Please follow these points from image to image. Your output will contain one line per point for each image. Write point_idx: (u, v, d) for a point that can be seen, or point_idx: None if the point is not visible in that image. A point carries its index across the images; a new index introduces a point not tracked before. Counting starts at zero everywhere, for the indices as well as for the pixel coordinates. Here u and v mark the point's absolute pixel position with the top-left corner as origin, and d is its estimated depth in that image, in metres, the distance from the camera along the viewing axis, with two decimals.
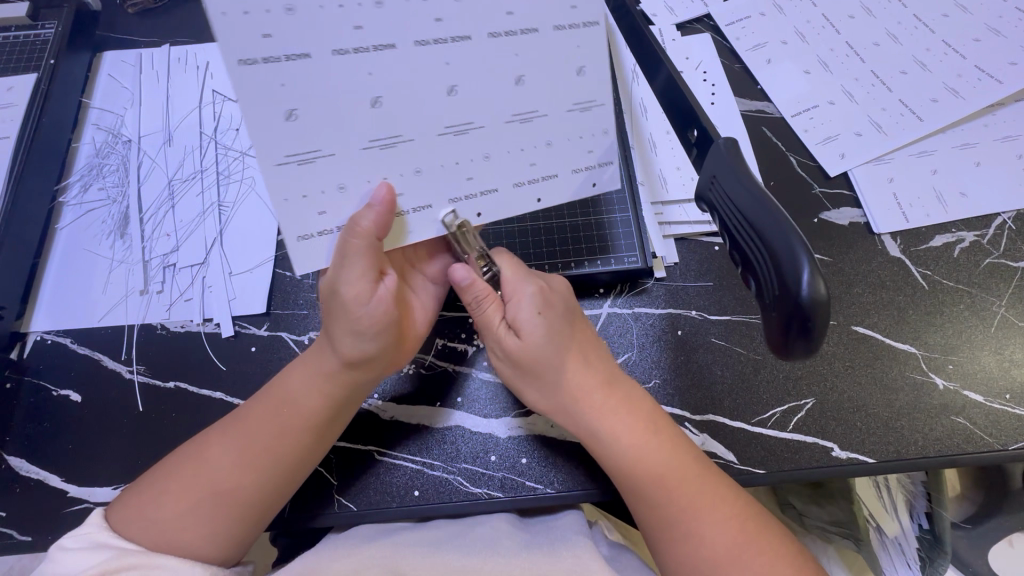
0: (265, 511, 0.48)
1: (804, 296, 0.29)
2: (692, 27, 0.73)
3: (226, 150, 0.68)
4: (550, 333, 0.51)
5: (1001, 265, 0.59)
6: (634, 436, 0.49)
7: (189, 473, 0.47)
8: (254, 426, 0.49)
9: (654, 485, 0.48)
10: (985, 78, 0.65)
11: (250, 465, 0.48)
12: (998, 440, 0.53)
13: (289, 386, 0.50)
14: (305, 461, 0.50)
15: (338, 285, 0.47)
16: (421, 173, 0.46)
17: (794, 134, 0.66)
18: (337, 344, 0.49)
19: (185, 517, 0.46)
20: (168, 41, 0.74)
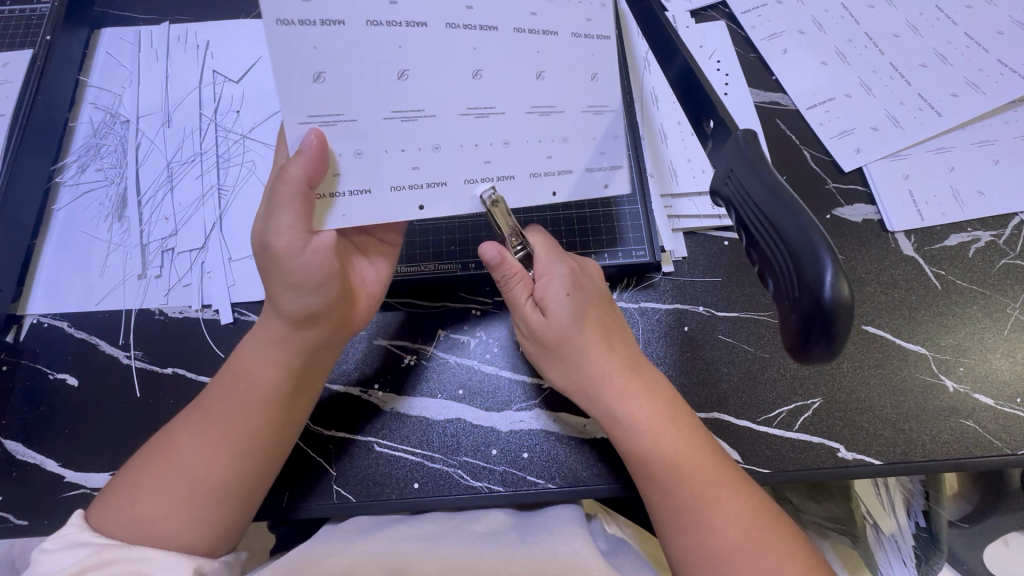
0: (248, 488, 0.47)
1: (826, 298, 0.28)
2: (706, 14, 0.71)
3: (226, 133, 0.66)
4: (576, 312, 0.51)
5: (1017, 266, 0.58)
6: (648, 416, 0.49)
7: (161, 462, 0.46)
8: (221, 404, 0.48)
9: (666, 471, 0.47)
10: (1008, 73, 0.64)
11: (222, 443, 0.47)
12: (1007, 444, 0.53)
13: (239, 361, 0.49)
14: (279, 429, 0.49)
15: (269, 238, 0.45)
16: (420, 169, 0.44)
17: (809, 128, 0.64)
18: (281, 304, 0.47)
19: (167, 506, 0.45)
20: (167, 18, 0.72)
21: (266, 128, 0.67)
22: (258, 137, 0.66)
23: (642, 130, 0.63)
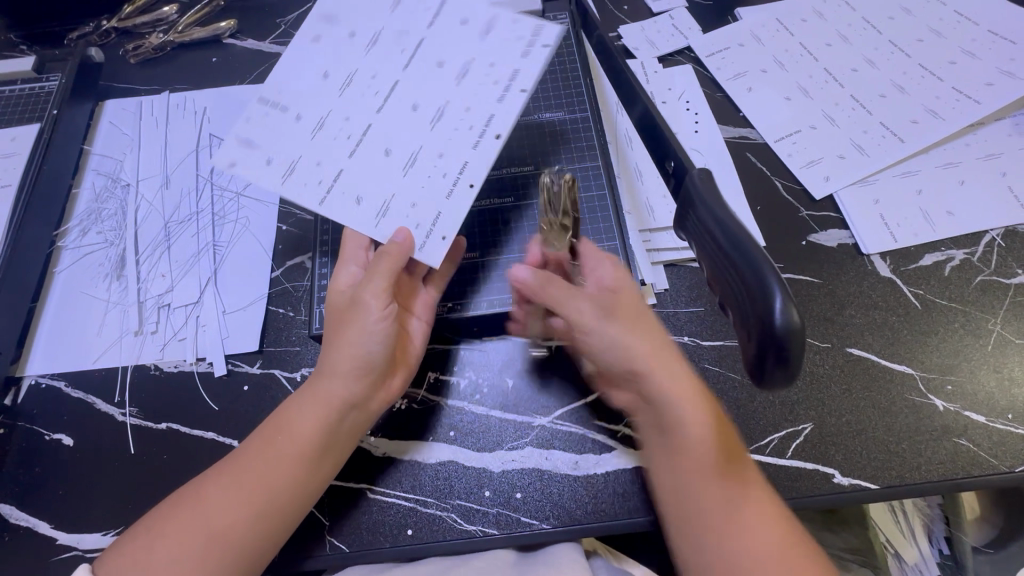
0: (256, 555, 0.47)
1: (776, 322, 0.30)
2: (673, 59, 0.75)
3: (221, 192, 0.69)
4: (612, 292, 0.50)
5: (994, 282, 0.59)
6: (703, 448, 0.46)
7: (182, 511, 0.47)
8: (251, 454, 0.49)
9: (698, 491, 0.45)
10: (964, 99, 0.67)
11: (243, 496, 0.48)
12: (1003, 461, 0.52)
13: (282, 417, 0.51)
14: (296, 496, 0.49)
15: (359, 294, 0.52)
16: (362, 201, 0.52)
17: (779, 159, 0.67)
18: (343, 358, 0.51)
19: (177, 559, 0.46)
20: (168, 89, 0.78)
21: (261, 185, 0.70)
22: (252, 195, 0.69)
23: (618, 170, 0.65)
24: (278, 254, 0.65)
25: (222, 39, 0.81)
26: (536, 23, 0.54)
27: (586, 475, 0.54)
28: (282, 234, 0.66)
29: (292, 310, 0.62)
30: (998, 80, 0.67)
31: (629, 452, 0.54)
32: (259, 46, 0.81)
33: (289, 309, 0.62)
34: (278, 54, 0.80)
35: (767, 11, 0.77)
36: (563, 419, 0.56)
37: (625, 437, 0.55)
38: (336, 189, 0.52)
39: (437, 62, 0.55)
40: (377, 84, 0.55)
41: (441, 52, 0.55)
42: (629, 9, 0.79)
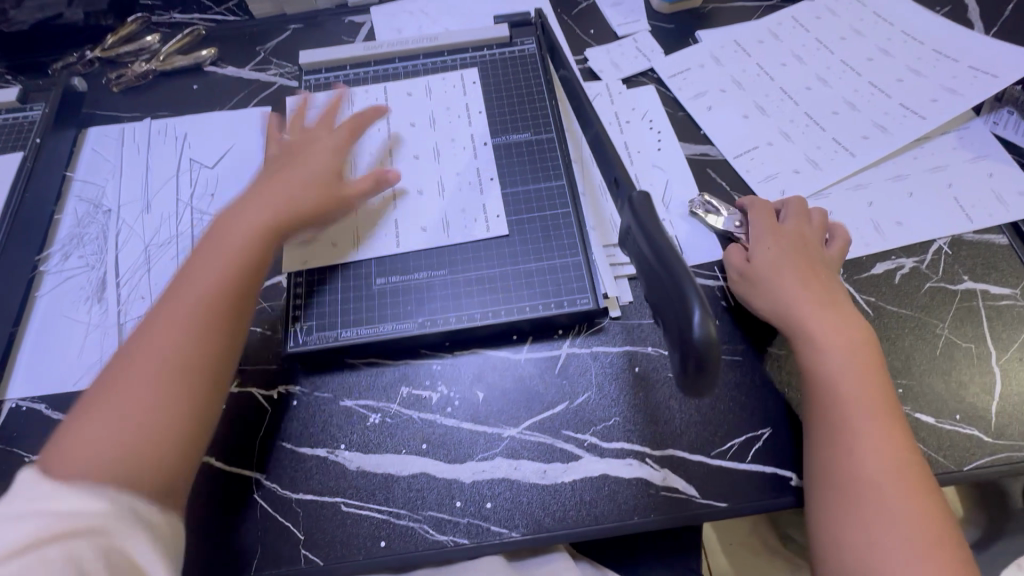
0: (206, 349, 0.52)
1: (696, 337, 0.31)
2: (637, 80, 0.78)
3: (201, 215, 0.71)
4: (785, 249, 0.60)
5: (941, 288, 0.62)
6: (869, 376, 0.53)
7: (105, 403, 0.48)
8: (183, 286, 0.54)
9: (848, 411, 0.52)
10: (910, 114, 0.70)
11: (193, 299, 0.53)
12: (952, 460, 0.54)
13: (232, 221, 0.59)
14: (248, 262, 0.56)
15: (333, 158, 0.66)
16: (338, 245, 0.64)
17: (737, 175, 0.70)
18: (296, 179, 0.62)
19: (112, 449, 0.46)
20: (150, 115, 0.80)
21: None
22: None
23: (584, 188, 0.68)
24: None
25: (202, 67, 0.84)
26: (460, 70, 0.74)
27: (554, 483, 0.55)
28: None
29: (269, 329, 0.64)
30: (942, 96, 0.71)
31: (595, 460, 0.56)
32: (239, 73, 0.84)
33: (266, 328, 0.64)
34: (257, 81, 0.83)
35: (725, 34, 0.81)
36: (531, 429, 0.58)
37: (590, 446, 0.56)
38: (324, 239, 0.64)
39: (410, 123, 0.71)
40: (360, 125, 0.71)
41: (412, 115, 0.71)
42: (594, 33, 0.83)
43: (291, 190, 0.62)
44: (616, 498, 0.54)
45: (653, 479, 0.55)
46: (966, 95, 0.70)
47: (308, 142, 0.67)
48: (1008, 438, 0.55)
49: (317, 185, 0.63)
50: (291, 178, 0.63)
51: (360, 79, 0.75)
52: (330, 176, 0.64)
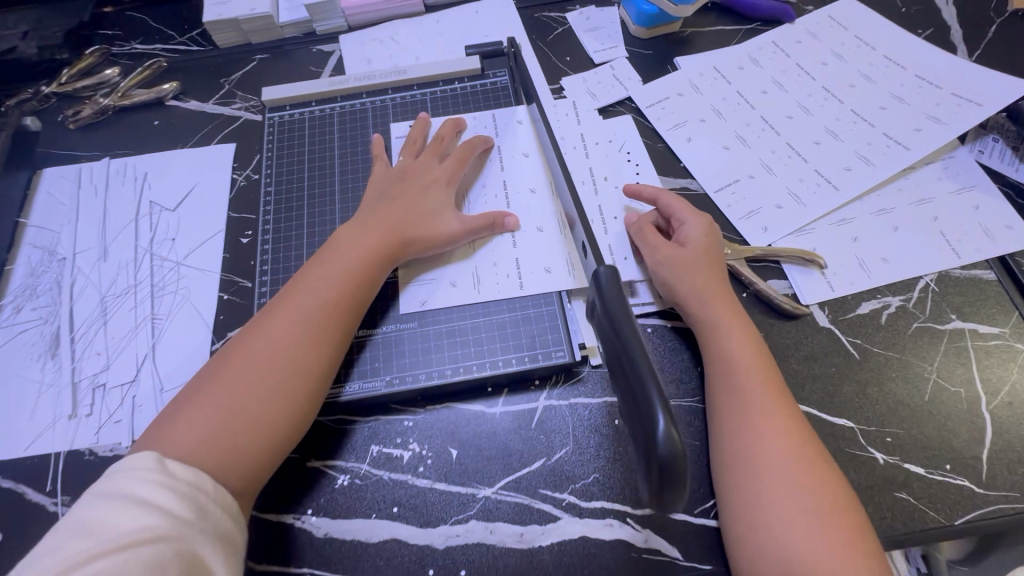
0: (297, 376, 0.53)
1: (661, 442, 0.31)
2: (614, 110, 0.76)
3: (161, 262, 0.68)
4: (704, 249, 0.60)
5: (928, 328, 0.60)
6: (771, 393, 0.52)
7: (211, 387, 0.52)
8: (301, 294, 0.57)
9: (742, 424, 0.51)
10: (894, 145, 0.68)
11: (337, 312, 0.57)
12: (943, 513, 0.52)
13: (342, 249, 0.60)
14: (344, 298, 0.57)
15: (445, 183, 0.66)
16: (456, 285, 0.63)
17: (718, 210, 0.67)
18: (433, 219, 0.63)
19: (202, 443, 0.49)
20: (108, 154, 0.77)
21: (202, 253, 0.69)
22: (193, 263, 0.68)
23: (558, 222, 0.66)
24: (220, 325, 0.64)
25: (164, 100, 0.81)
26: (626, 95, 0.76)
27: (531, 547, 0.53)
28: (223, 304, 0.65)
29: None
30: (925, 125, 0.69)
31: (573, 521, 0.53)
32: (203, 107, 0.80)
33: None
34: (221, 115, 0.79)
35: (705, 60, 0.78)
36: (507, 489, 0.55)
37: (569, 505, 0.54)
38: (437, 283, 0.64)
39: (525, 154, 0.71)
40: (514, 158, 0.71)
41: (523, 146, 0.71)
42: (570, 60, 0.80)
43: (411, 219, 0.63)
44: (597, 562, 0.52)
45: (635, 540, 0.52)
46: (950, 123, 0.68)
47: (422, 169, 0.67)
48: (1002, 488, 0.53)
49: (427, 216, 0.63)
50: (415, 201, 0.64)
51: (328, 116, 0.75)
52: (443, 208, 0.65)
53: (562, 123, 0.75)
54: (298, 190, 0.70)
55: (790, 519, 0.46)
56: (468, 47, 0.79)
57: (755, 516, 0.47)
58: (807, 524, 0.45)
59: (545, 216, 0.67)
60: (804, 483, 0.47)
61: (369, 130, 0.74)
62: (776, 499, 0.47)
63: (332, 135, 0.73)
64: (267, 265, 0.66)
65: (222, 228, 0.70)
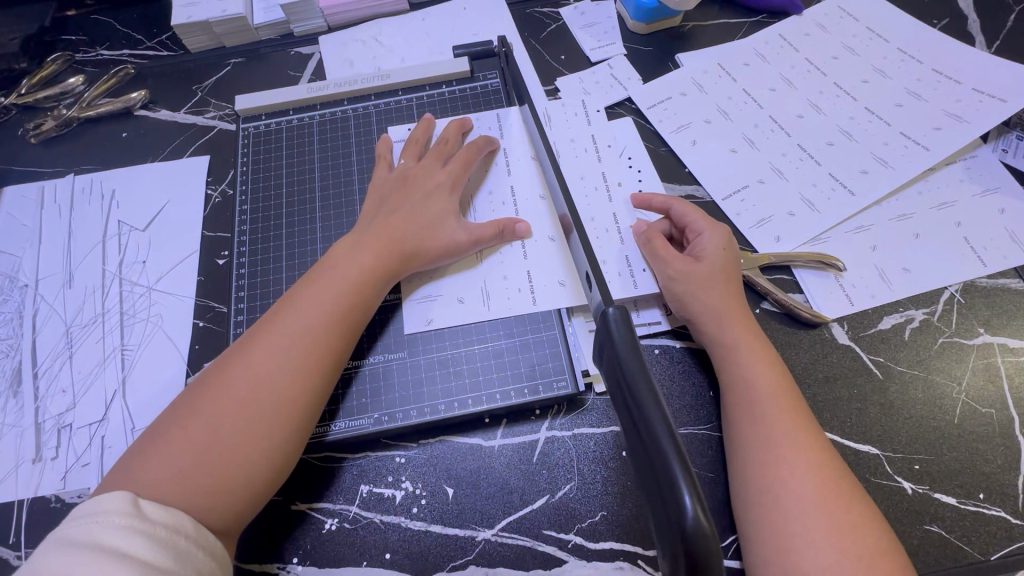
0: (282, 411, 0.48)
1: (688, 524, 0.27)
2: (613, 111, 0.71)
3: (131, 287, 0.64)
4: (723, 263, 0.55)
5: (954, 344, 0.56)
6: (802, 421, 0.48)
7: (190, 415, 0.46)
8: (290, 311, 0.51)
9: (772, 450, 0.46)
10: (912, 145, 0.64)
11: (330, 330, 0.51)
12: (978, 548, 0.48)
13: (334, 264, 0.55)
14: (335, 321, 0.51)
15: (447, 190, 0.61)
16: (463, 302, 0.59)
17: (727, 218, 0.63)
18: (437, 229, 0.58)
19: (174, 485, 0.43)
20: (73, 170, 0.72)
21: (175, 276, 0.64)
22: (166, 288, 0.63)
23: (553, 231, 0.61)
24: (195, 355, 0.60)
25: (133, 110, 0.75)
26: (625, 95, 0.71)
27: None
28: (198, 332, 0.61)
29: None
30: (945, 123, 0.65)
31: (580, 564, 0.49)
32: (174, 116, 0.75)
33: None
34: (193, 125, 0.74)
35: (708, 56, 0.74)
36: (508, 531, 0.51)
37: (575, 547, 0.50)
38: (441, 300, 0.59)
39: (528, 157, 0.66)
40: (516, 162, 0.66)
41: (523, 149, 0.66)
42: (565, 59, 0.75)
43: (413, 230, 0.57)
44: None
45: None
46: (972, 122, 0.64)
47: (424, 174, 0.61)
48: None
49: (430, 227, 0.58)
50: (417, 209, 0.59)
51: (306, 125, 0.70)
52: (446, 216, 0.59)
53: (558, 127, 0.70)
54: (276, 206, 0.65)
55: (826, 563, 0.41)
56: (456, 46, 0.74)
57: (785, 561, 0.42)
58: (844, 572, 0.41)
59: (540, 225, 0.62)
60: (839, 523, 0.43)
61: (351, 140, 0.69)
62: (808, 541, 0.42)
63: (311, 146, 0.69)
64: (243, 288, 0.61)
65: (196, 248, 0.65)
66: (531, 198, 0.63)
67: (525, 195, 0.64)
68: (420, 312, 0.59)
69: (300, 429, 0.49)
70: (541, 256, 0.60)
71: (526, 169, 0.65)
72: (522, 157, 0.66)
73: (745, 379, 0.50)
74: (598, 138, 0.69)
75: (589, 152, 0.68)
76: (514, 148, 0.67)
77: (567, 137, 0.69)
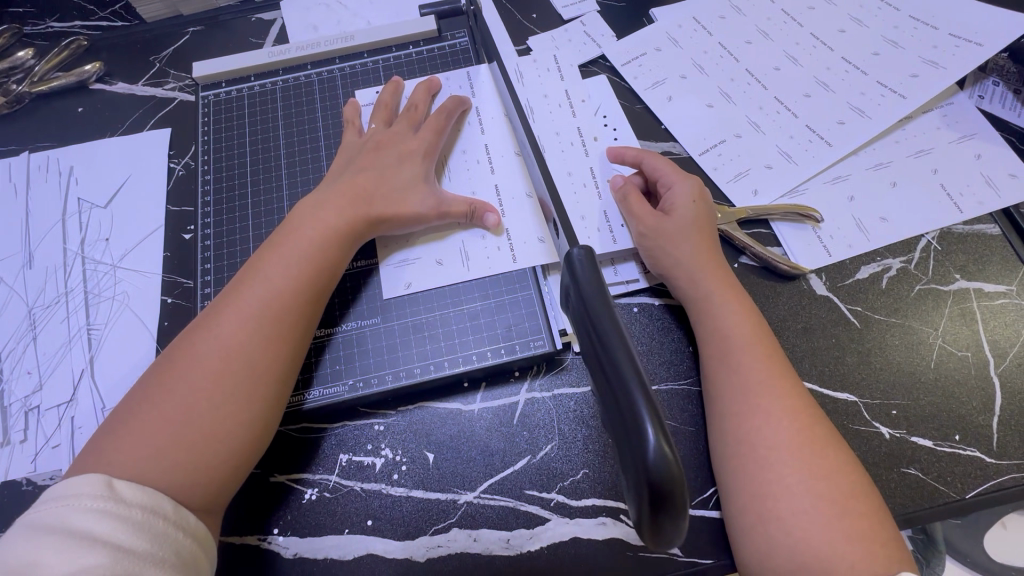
0: (256, 381, 0.46)
1: (654, 462, 0.27)
2: (587, 69, 0.69)
3: (95, 265, 0.61)
4: (697, 216, 0.54)
5: (932, 290, 0.56)
6: (778, 368, 0.47)
7: (160, 392, 0.45)
8: (258, 280, 0.50)
9: (748, 399, 0.46)
10: (889, 93, 0.63)
11: (299, 297, 0.50)
12: (953, 487, 0.49)
13: (300, 228, 0.53)
14: (304, 288, 0.50)
15: (417, 154, 0.59)
16: (441, 263, 0.58)
17: (704, 174, 0.62)
18: (406, 195, 0.56)
19: (149, 462, 0.42)
20: (28, 147, 0.69)
21: (139, 253, 0.62)
22: (130, 265, 0.61)
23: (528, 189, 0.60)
24: (164, 332, 0.58)
25: (88, 84, 0.72)
26: (599, 51, 0.69)
27: (519, 553, 0.49)
28: (167, 308, 0.59)
29: None
30: (922, 70, 0.64)
31: (563, 522, 0.49)
32: (131, 89, 0.72)
33: None
34: (152, 97, 0.71)
35: (683, 9, 0.72)
36: (490, 493, 0.50)
37: (557, 506, 0.50)
38: (419, 263, 0.58)
39: (500, 115, 0.64)
40: (489, 121, 0.64)
41: (496, 107, 0.64)
42: (537, 16, 0.73)
43: (382, 195, 0.56)
44: (591, 564, 0.48)
45: (630, 538, 0.48)
46: (948, 67, 0.63)
47: (395, 139, 0.59)
48: (1014, 457, 0.50)
49: (399, 192, 0.56)
50: (387, 175, 0.57)
51: (269, 92, 0.67)
52: (416, 182, 0.57)
53: (532, 87, 0.68)
54: (241, 177, 0.63)
55: (804, 509, 0.41)
56: (422, 7, 0.71)
57: (760, 506, 0.43)
58: (820, 515, 0.41)
59: (512, 184, 0.60)
60: (814, 468, 0.43)
61: (317, 106, 0.66)
62: (785, 487, 0.42)
63: (275, 114, 0.66)
64: (211, 262, 0.59)
65: (160, 224, 0.63)
66: (504, 157, 0.62)
67: (497, 156, 0.62)
68: (399, 278, 0.57)
69: (277, 400, 0.48)
70: (516, 216, 0.59)
71: (498, 129, 0.63)
72: (494, 117, 0.64)
73: (722, 329, 0.50)
74: (571, 95, 0.67)
75: (562, 110, 0.66)
76: (486, 106, 0.65)
77: (541, 96, 0.67)
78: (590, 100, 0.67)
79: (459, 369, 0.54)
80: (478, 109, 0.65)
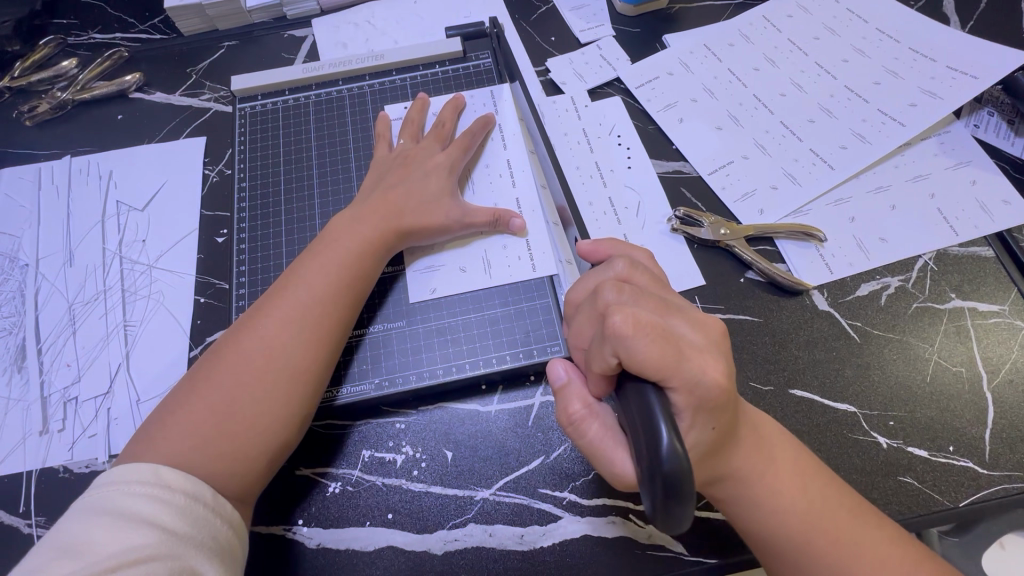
0: (294, 382, 0.49)
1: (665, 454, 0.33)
2: (603, 91, 0.73)
3: (132, 265, 0.65)
4: None
5: (928, 308, 0.59)
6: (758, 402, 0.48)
7: (204, 386, 0.48)
8: (298, 285, 0.53)
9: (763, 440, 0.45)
10: (889, 121, 0.67)
11: (333, 302, 0.53)
12: (947, 496, 0.51)
13: (336, 238, 0.56)
14: (340, 294, 0.53)
15: (444, 170, 0.62)
16: (465, 271, 0.61)
17: (713, 193, 0.66)
18: (432, 209, 0.60)
19: (192, 452, 0.45)
20: (69, 152, 0.72)
21: (174, 255, 0.65)
22: (166, 265, 0.64)
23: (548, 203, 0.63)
24: (197, 330, 0.61)
25: (127, 93, 0.76)
26: (615, 73, 0.73)
27: (532, 549, 0.51)
28: (200, 307, 0.62)
29: None
30: (920, 100, 0.67)
31: (575, 520, 0.52)
32: (168, 99, 0.76)
33: None
34: (189, 107, 0.75)
35: (695, 37, 0.76)
36: (505, 490, 0.53)
37: (570, 504, 0.52)
38: (444, 269, 0.61)
39: (521, 132, 0.67)
40: (510, 137, 0.67)
41: (517, 124, 0.68)
42: (555, 40, 0.77)
43: (410, 207, 0.59)
44: (602, 560, 0.50)
45: (638, 537, 0.51)
46: (945, 97, 0.67)
47: (422, 154, 0.63)
48: (1004, 468, 0.52)
49: (426, 205, 0.59)
50: (416, 189, 0.60)
51: (302, 106, 0.71)
52: (441, 196, 0.60)
53: (550, 106, 0.72)
54: (274, 185, 0.67)
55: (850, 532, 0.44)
56: (448, 28, 0.75)
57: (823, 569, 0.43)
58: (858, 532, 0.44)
59: (532, 198, 0.64)
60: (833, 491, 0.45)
61: (346, 120, 0.70)
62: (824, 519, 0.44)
63: (306, 126, 0.70)
64: (244, 264, 0.62)
65: (194, 227, 0.66)
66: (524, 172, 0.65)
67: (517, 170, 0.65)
68: (425, 283, 0.60)
69: (311, 400, 0.50)
70: (534, 228, 0.62)
71: (518, 145, 0.67)
72: (514, 133, 0.68)
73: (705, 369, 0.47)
74: (587, 115, 0.71)
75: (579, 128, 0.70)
76: (508, 123, 0.68)
77: (560, 115, 0.71)
78: (606, 119, 0.70)
79: (479, 371, 0.57)
80: (500, 125, 0.68)
